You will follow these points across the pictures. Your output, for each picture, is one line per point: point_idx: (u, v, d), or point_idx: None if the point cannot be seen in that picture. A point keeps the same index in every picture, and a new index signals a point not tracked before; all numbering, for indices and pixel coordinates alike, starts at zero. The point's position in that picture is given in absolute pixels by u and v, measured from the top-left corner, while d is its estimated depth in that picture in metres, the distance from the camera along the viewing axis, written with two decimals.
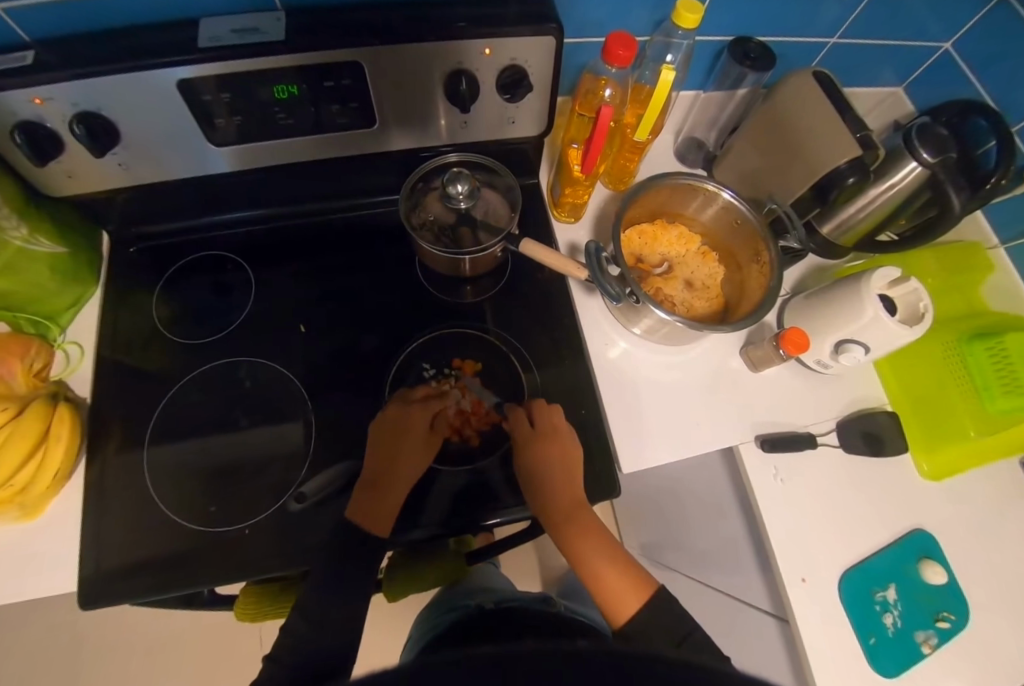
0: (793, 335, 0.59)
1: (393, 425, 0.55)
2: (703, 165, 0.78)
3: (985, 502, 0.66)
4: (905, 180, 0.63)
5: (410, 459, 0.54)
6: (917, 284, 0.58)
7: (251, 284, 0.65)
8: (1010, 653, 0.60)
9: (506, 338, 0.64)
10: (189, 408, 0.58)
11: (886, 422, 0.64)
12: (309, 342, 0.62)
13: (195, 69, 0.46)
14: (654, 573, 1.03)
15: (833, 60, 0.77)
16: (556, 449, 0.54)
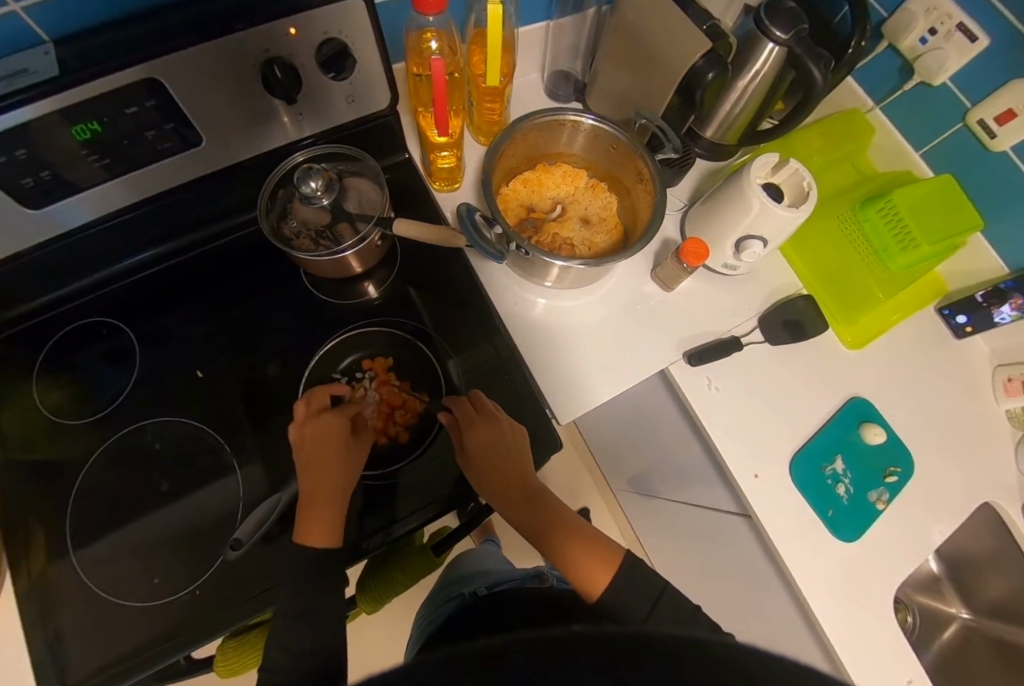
0: (690, 246, 0.59)
1: (303, 444, 0.52)
2: (574, 98, 0.76)
3: (907, 354, 0.69)
4: (767, 64, 0.61)
5: (336, 464, 0.52)
6: (798, 163, 0.58)
7: (135, 344, 0.61)
8: (951, 484, 0.64)
9: (415, 327, 0.62)
10: (106, 487, 0.55)
11: (804, 306, 0.66)
12: (212, 387, 0.59)
13: (40, 107, 0.41)
14: (641, 504, 1.07)
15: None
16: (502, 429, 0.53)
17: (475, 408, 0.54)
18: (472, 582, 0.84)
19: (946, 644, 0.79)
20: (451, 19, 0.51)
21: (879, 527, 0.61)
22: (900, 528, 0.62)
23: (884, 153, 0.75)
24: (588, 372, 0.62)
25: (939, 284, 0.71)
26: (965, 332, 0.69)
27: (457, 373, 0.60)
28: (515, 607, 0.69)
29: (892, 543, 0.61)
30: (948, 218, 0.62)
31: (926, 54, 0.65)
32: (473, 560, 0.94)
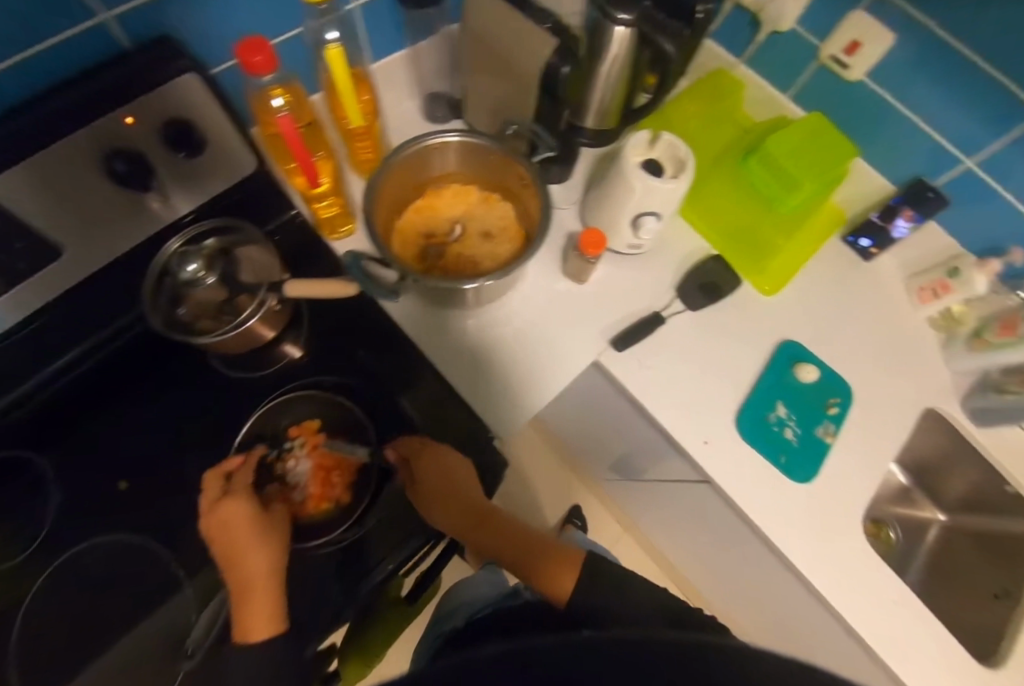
0: (588, 236, 0.59)
1: (219, 540, 0.47)
2: (450, 116, 0.75)
3: (822, 289, 0.72)
4: (620, 46, 0.62)
5: (257, 551, 0.47)
6: (670, 135, 0.59)
7: (36, 478, 0.56)
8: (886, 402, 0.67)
9: (337, 383, 0.59)
10: (28, 644, 0.49)
11: (715, 267, 0.68)
12: (133, 501, 0.55)
13: None
14: (624, 488, 1.07)
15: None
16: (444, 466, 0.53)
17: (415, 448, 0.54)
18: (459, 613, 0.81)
19: (932, 548, 0.81)
20: (292, 72, 0.50)
21: (831, 460, 0.64)
22: (850, 456, 0.64)
23: (759, 103, 0.77)
24: (523, 384, 0.62)
25: (835, 214, 0.74)
26: (871, 254, 0.74)
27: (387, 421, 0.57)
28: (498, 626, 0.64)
29: (846, 471, 0.63)
30: (825, 155, 0.65)
31: (770, 4, 0.67)
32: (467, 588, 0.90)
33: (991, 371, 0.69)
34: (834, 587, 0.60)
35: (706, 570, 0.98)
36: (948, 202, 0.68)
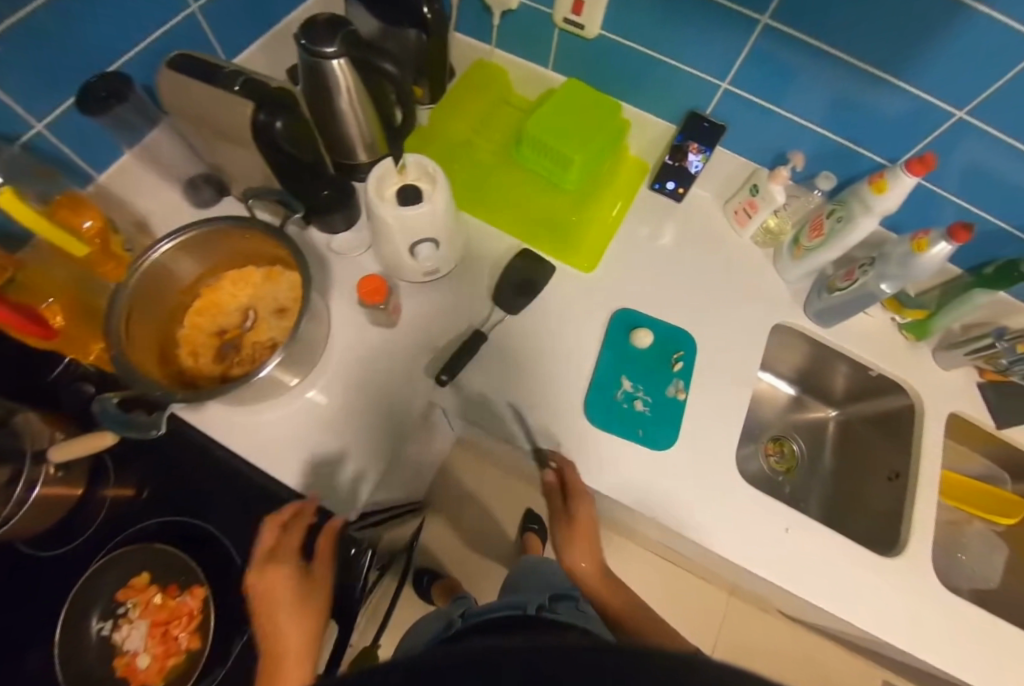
0: (365, 286, 0.56)
1: (266, 594, 0.45)
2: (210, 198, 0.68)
3: (639, 249, 0.71)
4: (345, 77, 0.59)
5: (294, 616, 0.44)
6: (414, 156, 0.56)
7: None
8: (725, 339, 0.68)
9: (156, 530, 0.54)
10: None
11: (523, 265, 0.66)
12: None
13: None
14: None
15: (228, 24, 0.67)
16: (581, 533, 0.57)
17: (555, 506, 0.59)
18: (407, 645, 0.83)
19: (836, 447, 0.83)
20: None
21: (689, 415, 0.64)
22: (706, 405, 0.65)
23: (525, 82, 0.76)
24: (363, 452, 0.59)
25: (635, 174, 0.75)
26: (679, 194, 0.74)
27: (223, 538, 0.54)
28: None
29: (705, 421, 0.64)
30: (587, 121, 0.65)
31: None
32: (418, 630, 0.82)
33: (821, 270, 0.70)
34: (727, 537, 0.60)
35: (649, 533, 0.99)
36: (723, 127, 0.67)
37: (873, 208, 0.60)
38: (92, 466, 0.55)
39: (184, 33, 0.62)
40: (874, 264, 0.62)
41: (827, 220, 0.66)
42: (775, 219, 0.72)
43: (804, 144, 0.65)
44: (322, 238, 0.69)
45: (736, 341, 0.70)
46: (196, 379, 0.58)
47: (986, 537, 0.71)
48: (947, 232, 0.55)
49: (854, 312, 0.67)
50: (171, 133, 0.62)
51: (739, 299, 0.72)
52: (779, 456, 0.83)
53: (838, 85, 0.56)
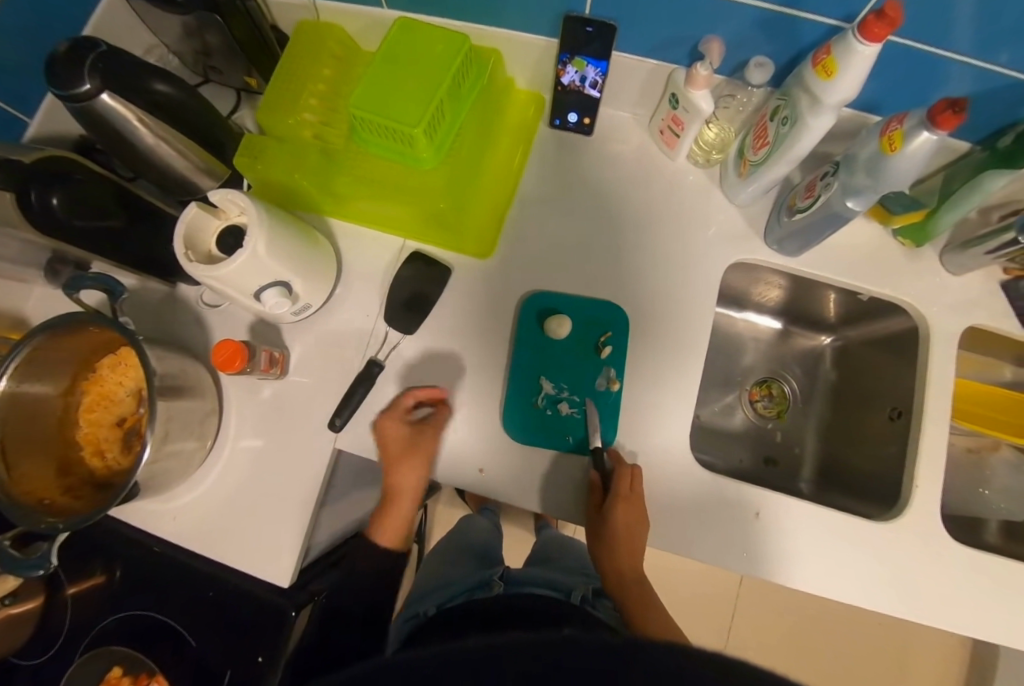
0: (221, 352, 0.50)
1: (387, 444, 0.53)
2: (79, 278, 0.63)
3: (543, 216, 0.61)
4: (124, 109, 0.48)
5: (414, 466, 0.53)
6: (218, 190, 0.46)
7: None
8: (658, 307, 0.58)
9: (118, 623, 0.58)
10: None
11: (409, 274, 0.58)
12: None
13: None
14: None
15: (10, 75, 0.56)
16: (622, 531, 0.50)
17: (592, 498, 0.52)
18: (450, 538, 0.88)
19: (832, 376, 0.72)
20: None
21: (629, 404, 0.56)
22: (649, 387, 0.56)
23: (370, 30, 0.61)
24: (287, 517, 0.57)
25: (527, 115, 0.62)
26: (586, 126, 0.61)
27: (178, 623, 0.57)
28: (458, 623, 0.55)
29: (651, 407, 0.55)
30: (423, 79, 0.49)
31: None
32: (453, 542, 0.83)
33: (779, 182, 0.55)
34: (686, 532, 0.54)
35: None
36: (613, 27, 0.49)
37: (824, 101, 0.43)
38: (44, 580, 0.59)
39: None
40: (838, 172, 0.47)
41: (772, 124, 0.50)
42: (712, 130, 0.56)
43: (724, 24, 0.47)
44: (195, 289, 0.62)
45: (682, 300, 0.58)
46: (110, 479, 0.57)
47: (1015, 461, 0.61)
48: (927, 117, 0.38)
49: (821, 237, 0.53)
50: None
51: (675, 248, 0.59)
52: (766, 400, 0.73)
53: None
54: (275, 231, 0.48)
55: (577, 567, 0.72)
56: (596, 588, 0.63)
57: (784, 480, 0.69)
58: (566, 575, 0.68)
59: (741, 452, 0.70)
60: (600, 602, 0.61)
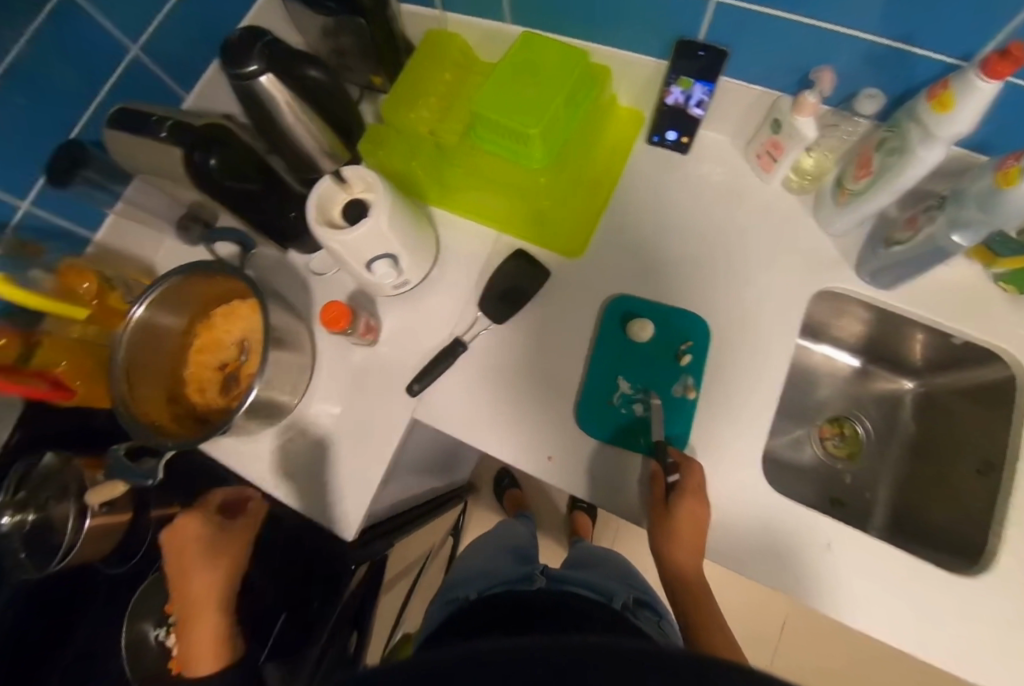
0: (325, 311, 0.54)
1: (173, 545, 0.57)
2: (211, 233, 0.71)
3: (634, 226, 0.63)
4: (279, 91, 0.55)
5: (200, 570, 0.56)
6: (352, 167, 0.52)
7: None
8: (745, 327, 0.58)
9: (197, 545, 0.63)
10: None
11: (511, 270, 0.60)
12: None
13: None
14: None
15: (184, 55, 0.66)
16: (687, 529, 0.45)
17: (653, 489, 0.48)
18: (488, 537, 0.87)
19: (913, 422, 0.70)
20: None
21: (703, 415, 0.56)
22: (723, 403, 0.56)
23: (488, 42, 0.67)
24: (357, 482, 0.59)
25: (628, 130, 0.65)
26: (683, 145, 0.63)
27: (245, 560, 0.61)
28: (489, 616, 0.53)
29: (723, 423, 0.55)
30: (541, 88, 0.54)
31: None
32: (499, 538, 0.84)
33: (876, 220, 0.56)
34: (750, 558, 0.52)
35: None
36: (723, 53, 0.54)
37: (936, 135, 0.44)
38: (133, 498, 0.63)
39: (139, 77, 0.62)
40: (946, 207, 0.47)
41: (877, 155, 0.50)
42: (811, 158, 0.57)
43: (836, 56, 0.49)
44: (303, 258, 0.68)
45: (768, 320, 0.58)
46: (207, 414, 0.62)
47: None
48: None
49: (923, 270, 0.52)
50: (151, 184, 0.64)
51: (761, 273, 0.60)
52: (836, 439, 0.71)
53: None
54: (397, 209, 0.53)
55: (615, 573, 0.70)
56: (637, 597, 0.61)
57: (851, 523, 0.66)
58: (604, 580, 0.65)
59: (808, 487, 0.69)
60: (641, 613, 0.58)
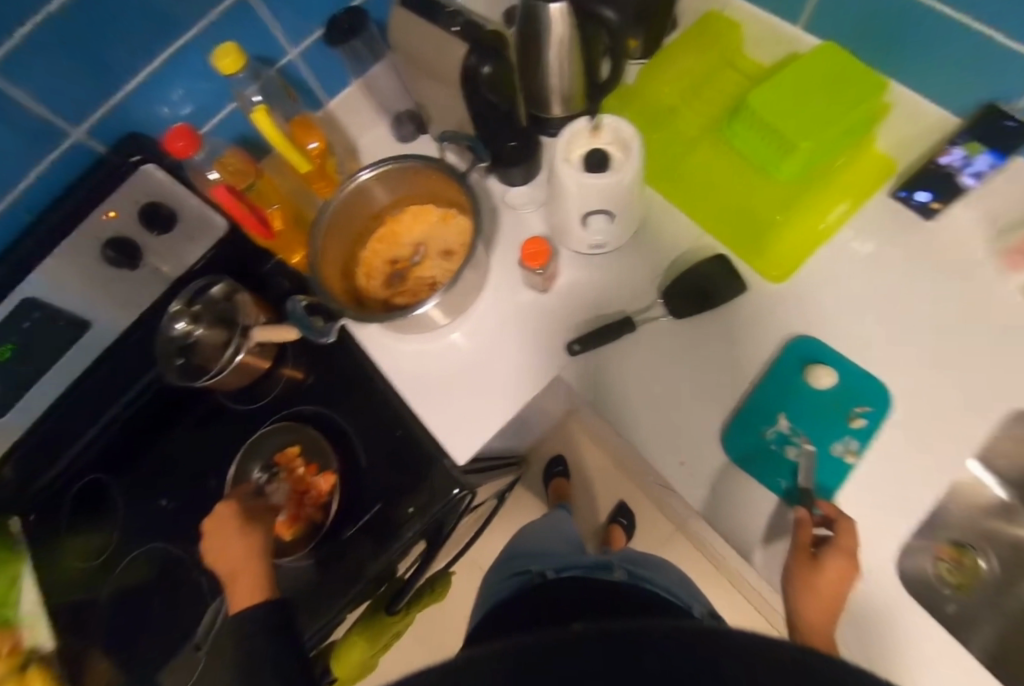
0: (528, 248, 0.55)
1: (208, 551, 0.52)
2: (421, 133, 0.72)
3: (853, 268, 0.58)
4: (561, 24, 0.54)
5: (239, 543, 0.52)
6: (613, 119, 0.53)
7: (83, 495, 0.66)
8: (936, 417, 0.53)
9: (318, 409, 0.65)
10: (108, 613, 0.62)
11: (709, 268, 0.57)
12: (170, 512, 0.64)
13: None
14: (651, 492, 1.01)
15: None
16: (827, 591, 0.43)
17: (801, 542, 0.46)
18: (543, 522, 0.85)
19: None
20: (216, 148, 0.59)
21: (856, 484, 0.52)
22: (885, 485, 0.52)
23: (760, 42, 0.64)
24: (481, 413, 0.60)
25: (872, 178, 0.59)
26: (932, 210, 0.57)
27: (358, 439, 0.62)
28: (577, 599, 0.52)
29: (879, 504, 0.51)
30: (831, 102, 0.52)
31: None
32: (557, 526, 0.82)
33: None
34: (865, 649, 0.49)
35: (740, 581, 0.88)
36: None
37: None
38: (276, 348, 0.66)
39: None
40: None
41: None
42: None
43: None
44: (499, 187, 0.69)
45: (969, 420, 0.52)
46: (365, 298, 0.64)
47: None
48: None
49: None
50: (395, 70, 0.66)
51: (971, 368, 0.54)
52: (957, 567, 0.66)
53: None
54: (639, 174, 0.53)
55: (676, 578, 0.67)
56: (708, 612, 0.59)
57: None
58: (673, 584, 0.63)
59: None
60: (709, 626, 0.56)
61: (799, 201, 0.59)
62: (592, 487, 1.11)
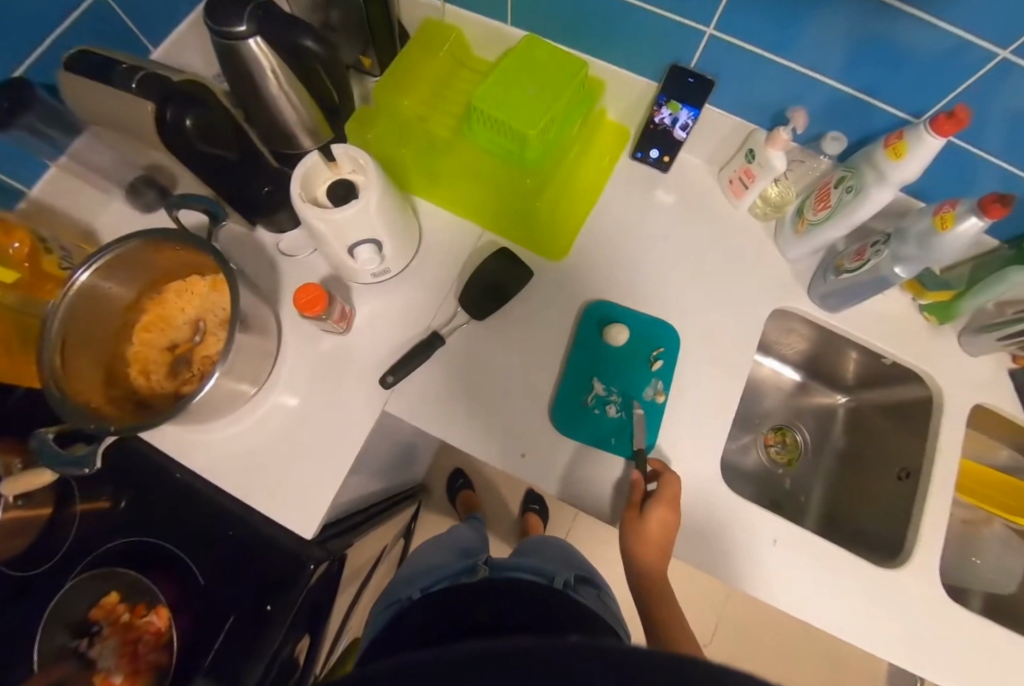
0: (301, 297, 0.51)
1: None
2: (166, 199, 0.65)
3: (614, 234, 0.65)
4: (268, 60, 0.51)
5: None
6: (343, 146, 0.50)
7: None
8: (712, 338, 0.61)
9: (127, 542, 0.55)
10: None
11: (495, 265, 0.59)
12: None
13: None
14: None
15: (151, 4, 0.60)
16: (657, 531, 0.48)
17: (631, 496, 0.51)
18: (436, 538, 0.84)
19: (844, 434, 0.77)
20: None
21: (670, 418, 0.58)
22: (690, 411, 0.58)
23: (484, 42, 0.67)
24: (316, 479, 0.56)
25: (614, 144, 0.68)
26: (665, 163, 0.66)
27: (185, 556, 0.55)
28: (446, 616, 0.52)
29: (689, 429, 0.58)
30: (544, 90, 0.55)
31: None
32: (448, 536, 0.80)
33: (831, 246, 0.62)
34: (710, 555, 0.55)
35: None
36: (711, 81, 0.57)
37: (888, 178, 0.49)
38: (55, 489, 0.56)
39: (99, 20, 0.56)
40: (889, 242, 0.53)
41: (835, 190, 0.56)
42: (776, 188, 0.63)
43: (808, 96, 0.54)
44: (272, 237, 0.66)
45: (735, 333, 0.61)
46: (150, 399, 0.57)
47: (1005, 539, 0.66)
48: (979, 205, 0.44)
49: (866, 296, 0.59)
50: (101, 139, 0.58)
51: (726, 287, 0.63)
52: (779, 445, 0.78)
53: (820, 28, 0.45)
54: (388, 192, 0.52)
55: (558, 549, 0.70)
56: (578, 573, 0.62)
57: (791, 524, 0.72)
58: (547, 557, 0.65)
59: (754, 490, 0.74)
60: (581, 589, 0.59)
61: (553, 181, 0.63)
62: (496, 485, 1.13)
